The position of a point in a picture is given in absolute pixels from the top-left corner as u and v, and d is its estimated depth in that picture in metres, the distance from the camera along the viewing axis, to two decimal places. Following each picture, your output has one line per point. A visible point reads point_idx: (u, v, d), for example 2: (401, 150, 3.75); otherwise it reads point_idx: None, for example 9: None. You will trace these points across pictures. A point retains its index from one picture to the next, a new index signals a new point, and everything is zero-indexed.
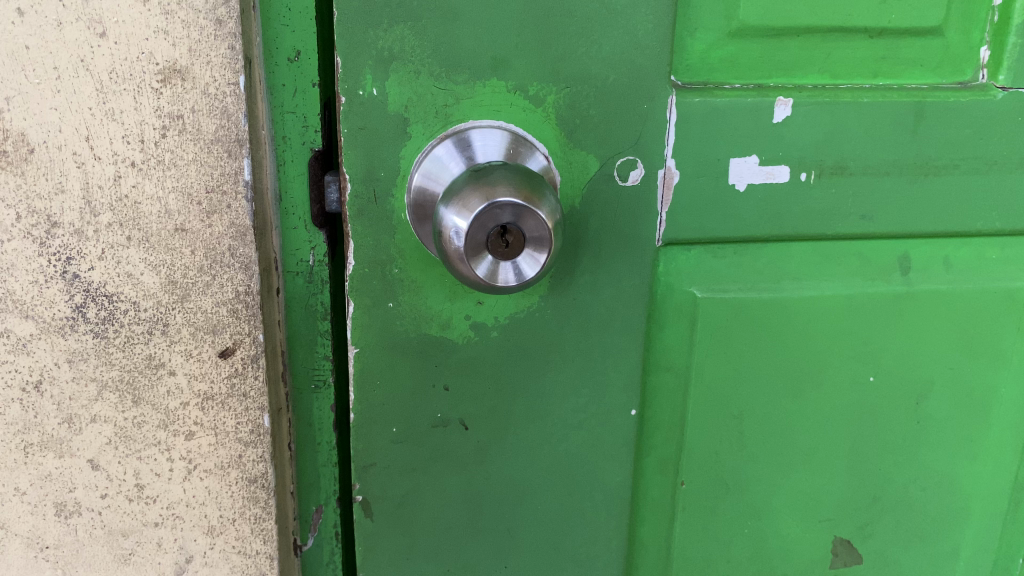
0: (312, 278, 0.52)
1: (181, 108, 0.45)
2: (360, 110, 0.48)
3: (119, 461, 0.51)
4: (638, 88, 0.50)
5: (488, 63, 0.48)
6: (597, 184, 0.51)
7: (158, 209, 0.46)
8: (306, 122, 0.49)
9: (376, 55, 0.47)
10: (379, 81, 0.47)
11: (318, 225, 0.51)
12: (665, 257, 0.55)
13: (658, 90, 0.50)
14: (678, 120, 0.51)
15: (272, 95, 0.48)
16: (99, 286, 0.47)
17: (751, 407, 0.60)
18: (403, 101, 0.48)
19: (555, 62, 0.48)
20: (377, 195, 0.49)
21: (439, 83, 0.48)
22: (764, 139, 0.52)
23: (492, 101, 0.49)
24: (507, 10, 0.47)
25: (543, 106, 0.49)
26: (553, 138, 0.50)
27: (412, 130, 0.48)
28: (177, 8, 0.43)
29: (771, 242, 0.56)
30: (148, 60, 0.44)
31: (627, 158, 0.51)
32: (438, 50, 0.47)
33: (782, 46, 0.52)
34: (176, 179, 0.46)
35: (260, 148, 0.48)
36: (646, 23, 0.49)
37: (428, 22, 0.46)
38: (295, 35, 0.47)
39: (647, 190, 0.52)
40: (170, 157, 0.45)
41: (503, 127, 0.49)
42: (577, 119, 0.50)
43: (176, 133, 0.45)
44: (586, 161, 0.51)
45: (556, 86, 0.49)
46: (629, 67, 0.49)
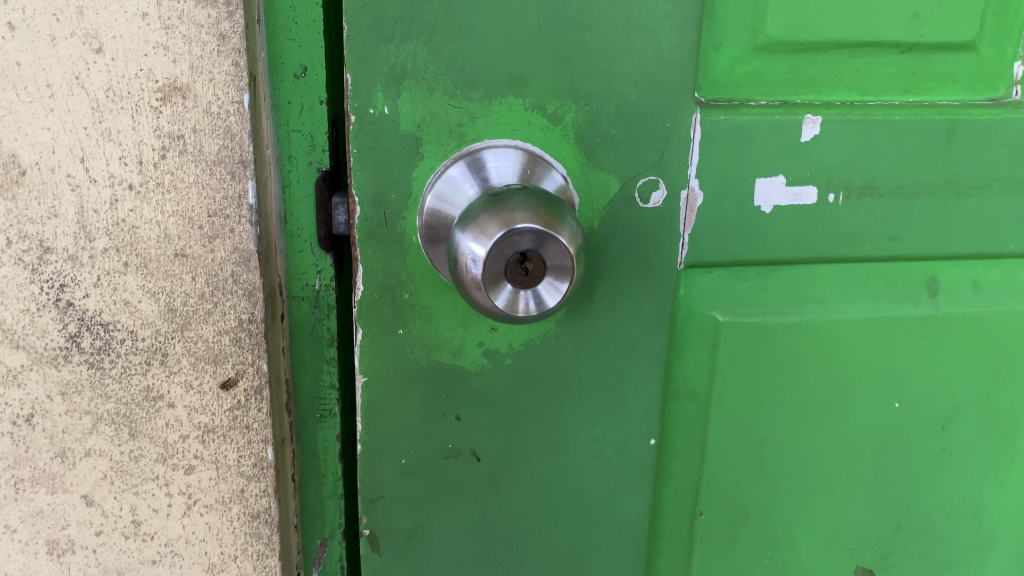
0: (319, 304, 0.50)
1: (182, 128, 0.42)
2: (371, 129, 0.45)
3: (115, 497, 0.48)
4: (661, 105, 0.48)
5: (505, 80, 0.45)
6: (617, 206, 0.49)
7: (157, 234, 0.44)
8: (313, 141, 0.47)
9: (388, 70, 0.44)
10: (390, 98, 0.45)
11: (324, 248, 0.49)
12: (686, 281, 0.53)
13: (681, 108, 0.48)
14: (702, 139, 0.49)
15: (278, 113, 0.46)
16: (94, 314, 0.45)
17: (772, 434, 0.58)
18: (415, 119, 0.45)
19: (574, 78, 0.46)
20: (387, 218, 0.47)
21: (452, 100, 0.45)
22: (791, 159, 0.50)
23: (508, 120, 0.46)
24: (525, 24, 0.44)
25: (562, 124, 0.47)
26: (572, 158, 0.48)
27: (424, 150, 0.46)
28: (178, 22, 0.41)
29: (795, 264, 0.54)
30: (147, 77, 0.41)
31: (649, 178, 0.49)
32: (453, 66, 0.45)
33: (810, 62, 0.50)
34: (176, 203, 0.44)
35: (265, 168, 0.45)
36: (670, 37, 0.46)
37: (442, 37, 0.44)
38: (302, 50, 0.45)
39: (669, 212, 0.50)
40: (170, 179, 0.43)
41: (520, 145, 0.47)
42: (597, 138, 0.48)
43: (177, 154, 0.43)
44: (606, 183, 0.49)
45: (575, 104, 0.47)
46: (651, 84, 0.47)
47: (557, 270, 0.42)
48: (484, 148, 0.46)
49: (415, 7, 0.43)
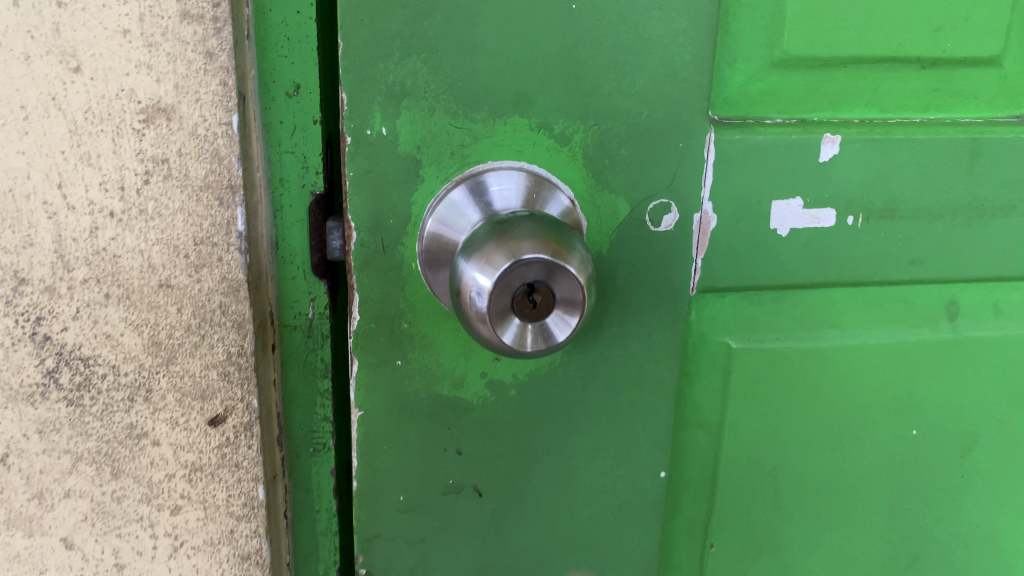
0: (312, 333, 0.47)
1: (166, 151, 0.40)
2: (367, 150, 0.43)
3: (96, 540, 0.45)
4: (673, 125, 0.45)
5: (509, 98, 0.43)
6: (627, 230, 0.47)
7: (141, 263, 0.41)
8: (306, 163, 0.44)
9: (385, 89, 0.42)
10: (388, 118, 0.42)
11: (318, 275, 0.46)
12: (699, 307, 0.50)
13: (695, 128, 0.46)
14: (716, 159, 0.46)
15: (269, 134, 0.43)
16: (73, 348, 0.42)
17: (787, 464, 0.55)
18: (415, 140, 0.43)
19: (582, 97, 0.44)
20: (385, 243, 0.44)
21: (454, 120, 0.43)
22: (809, 180, 0.48)
23: (513, 140, 0.44)
24: (531, 41, 0.42)
25: (569, 145, 0.45)
26: (579, 180, 0.45)
27: (424, 172, 0.44)
28: (161, 40, 0.38)
29: (812, 288, 0.51)
30: (129, 98, 0.39)
31: (660, 201, 0.47)
32: (455, 85, 0.42)
33: (829, 78, 0.47)
34: (160, 231, 0.41)
35: (255, 193, 0.43)
36: (683, 54, 0.44)
37: (442, 53, 0.41)
38: (294, 68, 0.42)
39: (682, 236, 0.47)
40: (154, 206, 0.41)
41: (524, 168, 0.44)
42: (606, 159, 0.45)
43: (161, 178, 0.40)
44: (615, 206, 0.46)
45: (584, 123, 0.44)
46: (663, 103, 0.45)
47: (566, 302, 0.39)
48: (486, 171, 0.44)
49: (415, 22, 0.41)
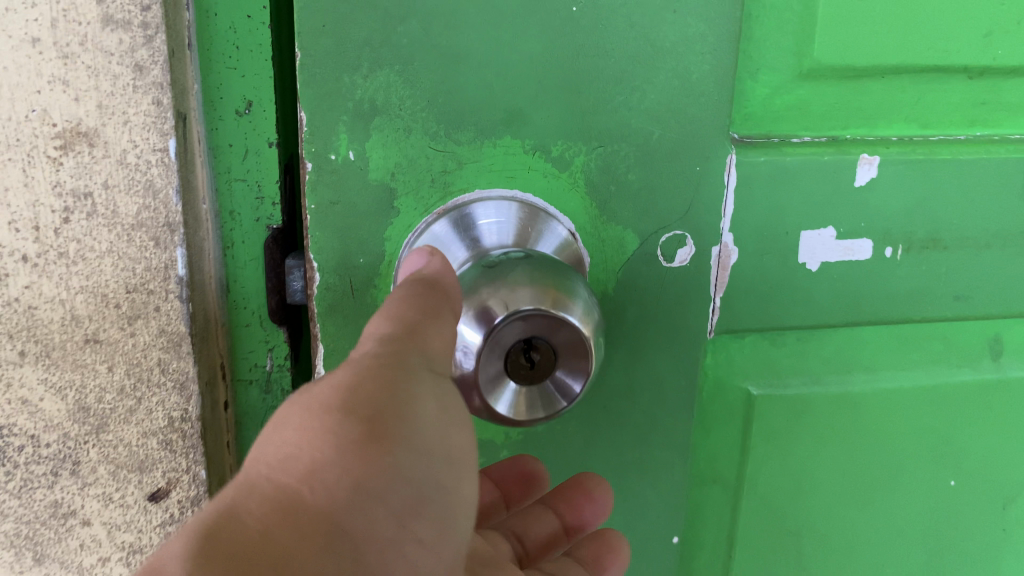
0: (270, 388, 0.41)
1: (90, 183, 0.33)
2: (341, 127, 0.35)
3: None
4: (690, 146, 0.39)
5: (500, 116, 0.37)
6: (635, 266, 0.41)
7: (62, 316, 0.35)
8: (260, 193, 0.38)
9: (353, 107, 0.35)
10: (357, 141, 0.36)
11: (276, 321, 0.40)
12: (717, 350, 0.44)
13: (714, 148, 0.39)
14: (738, 185, 0.40)
15: (216, 159, 0.37)
16: None
17: (813, 522, 0.49)
18: (389, 166, 0.36)
19: (584, 114, 0.37)
20: (354, 286, 0.38)
21: (434, 143, 0.37)
22: (843, 207, 0.42)
23: (503, 165, 0.37)
24: (525, 49, 0.36)
25: (570, 170, 0.38)
26: (581, 210, 0.39)
27: (400, 204, 0.37)
28: (80, 50, 0.32)
29: (843, 327, 0.45)
30: (42, 120, 0.32)
31: (674, 233, 0.40)
32: (435, 101, 0.36)
33: (865, 90, 0.41)
34: (84, 277, 0.34)
35: (199, 229, 0.36)
36: (701, 63, 0.38)
37: (419, 64, 0.35)
38: (245, 81, 0.36)
39: (698, 272, 0.41)
40: (76, 248, 0.34)
41: (517, 197, 0.38)
42: (612, 186, 0.39)
43: (84, 216, 0.34)
44: (622, 239, 0.40)
45: (586, 145, 0.38)
46: (679, 120, 0.39)
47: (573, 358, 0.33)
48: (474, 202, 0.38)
49: (387, 28, 0.34)
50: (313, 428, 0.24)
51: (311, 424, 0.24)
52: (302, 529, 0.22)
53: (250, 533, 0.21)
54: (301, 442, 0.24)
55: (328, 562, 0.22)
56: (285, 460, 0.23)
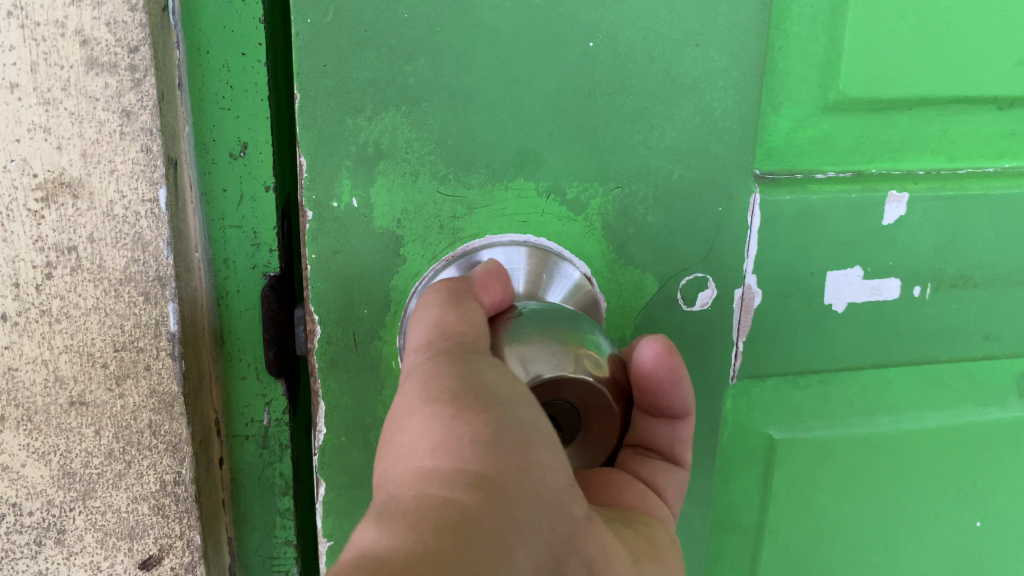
0: (268, 443, 0.38)
1: (74, 236, 0.31)
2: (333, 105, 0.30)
3: None
4: (713, 185, 0.37)
5: (512, 157, 0.34)
6: (654, 311, 0.39)
7: (45, 377, 0.32)
8: (256, 240, 0.35)
9: (356, 150, 0.33)
10: (360, 186, 0.34)
11: (273, 375, 0.37)
12: (736, 393, 0.42)
13: (737, 189, 0.37)
14: (762, 226, 0.38)
15: (209, 204, 0.34)
16: None
17: (835, 568, 0.47)
18: (394, 212, 0.34)
19: (601, 153, 0.35)
20: (357, 339, 0.36)
21: (442, 187, 0.34)
22: (869, 246, 0.40)
23: (516, 210, 0.35)
24: (538, 87, 0.33)
25: (586, 214, 0.36)
26: (597, 254, 0.37)
27: (406, 252, 0.35)
28: (62, 95, 0.30)
29: (868, 369, 0.43)
30: (21, 170, 0.30)
31: (695, 276, 0.38)
32: (444, 143, 0.34)
33: (894, 123, 0.39)
34: (68, 336, 0.32)
35: (191, 280, 0.34)
36: (723, 98, 0.35)
37: (426, 105, 0.33)
38: (239, 123, 0.34)
39: (720, 316, 0.39)
40: (60, 305, 0.32)
41: (530, 242, 0.36)
42: (630, 228, 0.37)
43: (68, 271, 0.31)
44: (640, 282, 0.38)
45: (602, 186, 0.36)
46: (699, 157, 0.36)
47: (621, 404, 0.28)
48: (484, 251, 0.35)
49: (392, 67, 0.32)
50: (424, 421, 0.23)
51: (422, 420, 0.23)
52: (461, 489, 0.20)
53: (415, 518, 0.19)
54: (422, 437, 0.22)
55: (494, 513, 0.20)
56: (420, 451, 0.22)
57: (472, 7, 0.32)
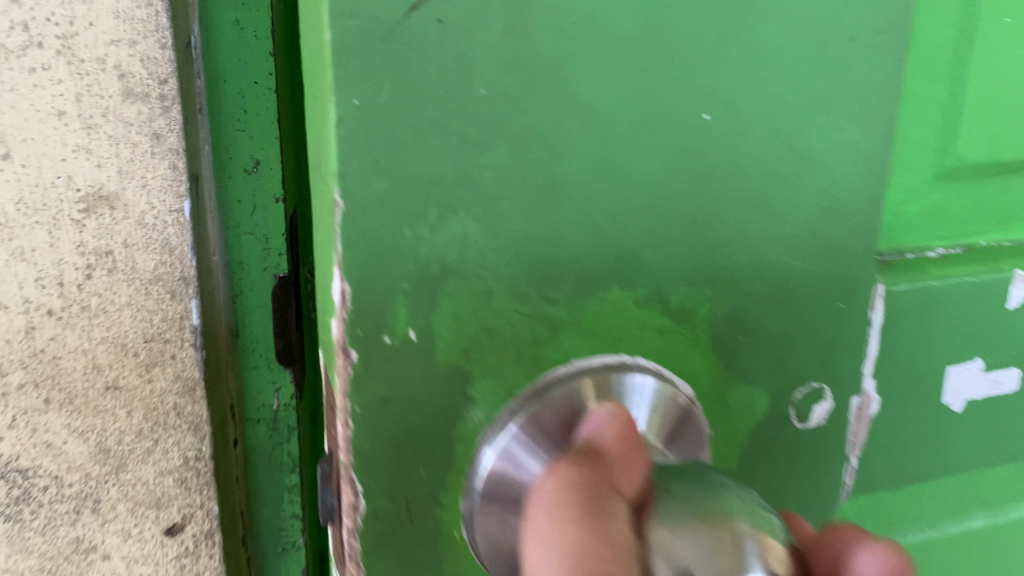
0: (278, 425, 0.42)
1: (111, 242, 0.36)
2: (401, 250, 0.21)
3: None
4: (839, 277, 0.27)
5: (609, 259, 0.23)
6: (764, 431, 0.28)
7: (84, 364, 0.37)
8: (267, 245, 0.40)
9: (416, 270, 0.21)
10: (419, 317, 0.22)
11: (284, 364, 0.41)
12: (837, 524, 0.33)
13: (857, 267, 0.27)
14: (885, 321, 0.29)
15: (225, 212, 0.38)
16: (10, 460, 0.37)
17: None
18: (459, 340, 0.22)
19: (702, 221, 0.24)
20: (412, 510, 0.24)
21: (521, 304, 0.22)
22: (994, 337, 0.31)
23: (608, 327, 0.24)
24: (653, 163, 0.22)
25: (691, 322, 0.25)
26: (704, 370, 0.26)
27: (476, 393, 0.23)
28: (102, 121, 0.34)
29: (976, 472, 0.35)
30: (67, 185, 0.35)
31: (812, 387, 0.28)
32: (525, 250, 0.22)
33: (998, 190, 0.31)
34: (105, 329, 0.37)
35: (211, 278, 0.38)
36: (852, 176, 0.25)
37: (508, 206, 0.21)
38: (253, 142, 0.38)
39: (834, 431, 0.30)
40: (98, 302, 0.37)
41: (627, 363, 0.24)
42: (743, 334, 0.26)
43: (105, 272, 0.36)
44: (750, 403, 0.27)
45: (710, 286, 0.25)
46: (823, 250, 0.26)
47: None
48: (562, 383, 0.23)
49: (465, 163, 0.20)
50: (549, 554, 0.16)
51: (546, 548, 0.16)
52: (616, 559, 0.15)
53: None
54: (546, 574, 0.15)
55: None
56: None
57: (563, 72, 0.20)
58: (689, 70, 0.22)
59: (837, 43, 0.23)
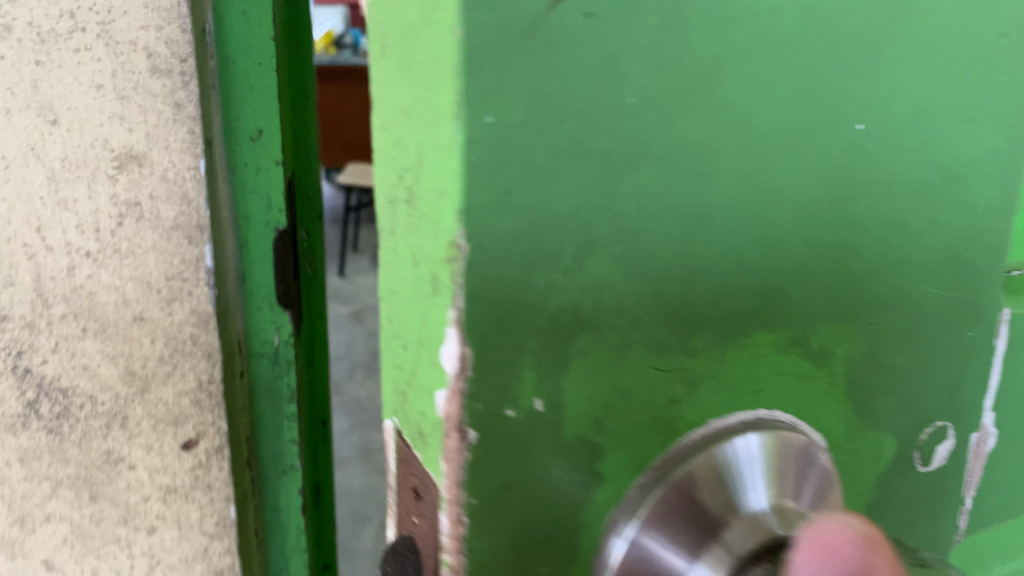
0: (278, 360, 0.50)
1: (139, 194, 0.43)
2: (530, 297, 0.16)
3: (76, 560, 0.48)
4: (957, 307, 0.23)
5: (753, 296, 0.18)
6: (889, 479, 0.24)
7: (115, 299, 0.44)
8: (270, 203, 0.47)
9: (548, 318, 0.16)
10: (548, 378, 0.17)
11: (283, 305, 0.50)
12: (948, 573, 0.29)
13: (986, 284, 0.23)
14: (1009, 348, 0.25)
15: (234, 175, 0.46)
16: (53, 379, 0.45)
17: None
18: (592, 407, 0.17)
19: (847, 257, 0.19)
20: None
21: (659, 359, 0.18)
22: None
23: (750, 375, 0.19)
24: (803, 185, 0.18)
25: (829, 363, 0.21)
26: (834, 418, 0.21)
27: (604, 468, 0.18)
28: (133, 93, 0.42)
29: None
30: (103, 146, 0.42)
31: (936, 426, 0.24)
32: (641, 270, 0.17)
33: None
34: (133, 269, 0.44)
35: (222, 229, 0.45)
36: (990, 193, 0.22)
37: (652, 239, 0.16)
38: (257, 114, 0.46)
39: (954, 467, 0.26)
40: (128, 246, 0.44)
41: (764, 417, 0.20)
42: (875, 376, 0.22)
43: (134, 220, 0.43)
44: (879, 447, 0.23)
45: (853, 324, 0.21)
46: (953, 271, 0.22)
47: None
48: (704, 453, 0.17)
49: (610, 199, 0.16)
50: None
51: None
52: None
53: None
54: None
55: None
56: None
57: (719, 86, 0.16)
58: (858, 78, 0.18)
59: (965, 16, 0.19)
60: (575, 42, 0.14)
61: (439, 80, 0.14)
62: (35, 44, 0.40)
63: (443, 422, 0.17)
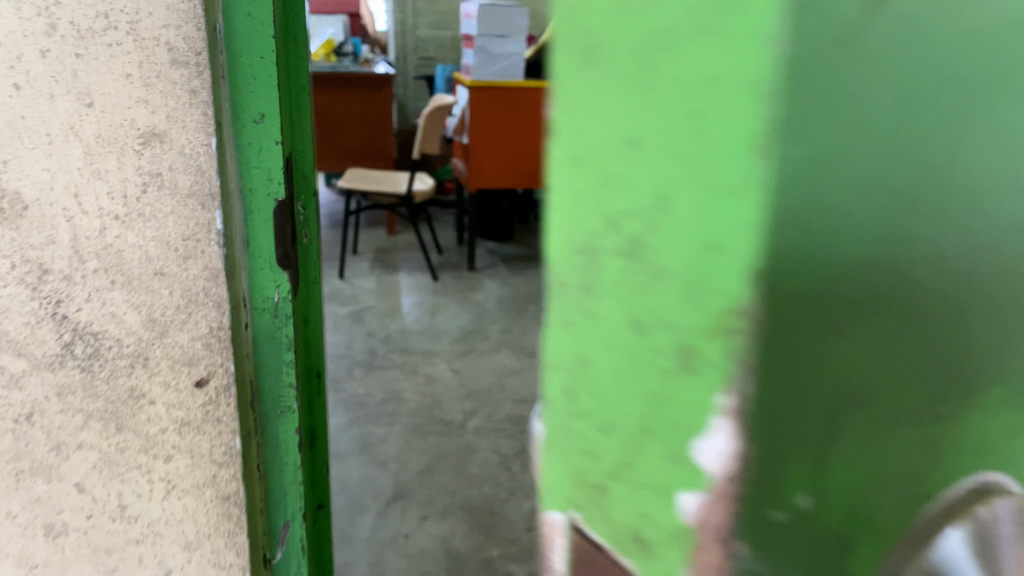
0: (278, 314, 0.58)
1: (160, 167, 0.51)
2: (818, 341, 0.14)
3: (103, 484, 0.56)
4: None
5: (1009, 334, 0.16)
6: None
7: (140, 256, 0.52)
8: (271, 176, 0.55)
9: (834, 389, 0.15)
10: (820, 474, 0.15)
11: (282, 267, 0.57)
12: None
13: None
14: None
15: (240, 153, 0.54)
16: (87, 324, 0.53)
17: None
18: (866, 498, 0.16)
19: None
20: None
21: (925, 430, 0.16)
22: None
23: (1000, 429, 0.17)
24: None
25: None
26: None
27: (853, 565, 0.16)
28: (157, 81, 0.50)
29: None
30: (131, 126, 0.50)
31: None
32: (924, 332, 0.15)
33: None
34: (155, 230, 0.52)
35: (230, 200, 0.52)
36: None
37: (928, 298, 0.15)
38: (259, 100, 0.53)
39: None
40: (151, 210, 0.52)
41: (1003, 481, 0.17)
42: None
43: (156, 188, 0.51)
44: None
45: None
46: None
47: None
48: (926, 547, 0.17)
49: (894, 231, 0.14)
50: None
51: None
52: None
53: None
54: None
55: None
56: None
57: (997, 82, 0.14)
58: None
59: None
60: (823, 63, 0.13)
61: (708, 143, 0.13)
62: (75, 40, 0.48)
63: (696, 533, 0.16)
